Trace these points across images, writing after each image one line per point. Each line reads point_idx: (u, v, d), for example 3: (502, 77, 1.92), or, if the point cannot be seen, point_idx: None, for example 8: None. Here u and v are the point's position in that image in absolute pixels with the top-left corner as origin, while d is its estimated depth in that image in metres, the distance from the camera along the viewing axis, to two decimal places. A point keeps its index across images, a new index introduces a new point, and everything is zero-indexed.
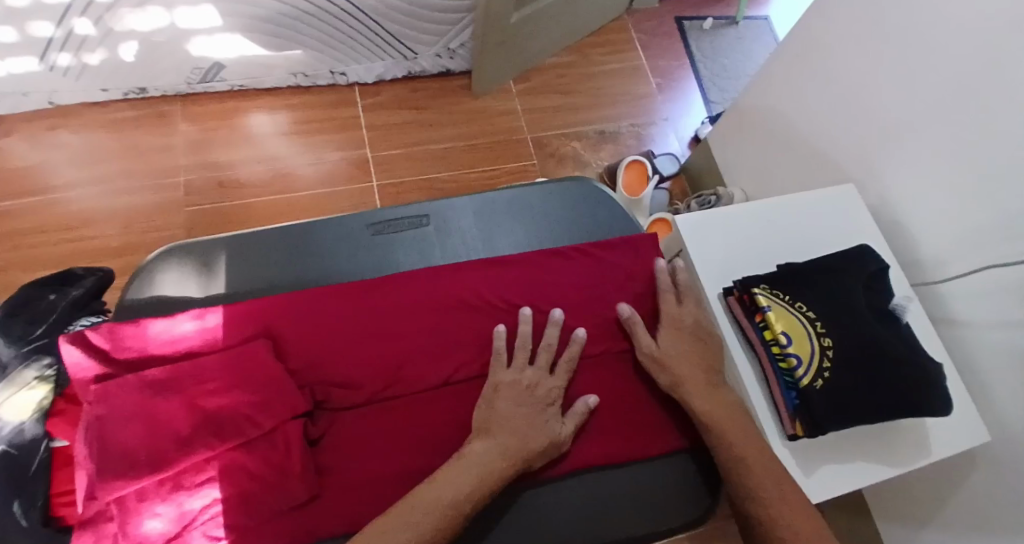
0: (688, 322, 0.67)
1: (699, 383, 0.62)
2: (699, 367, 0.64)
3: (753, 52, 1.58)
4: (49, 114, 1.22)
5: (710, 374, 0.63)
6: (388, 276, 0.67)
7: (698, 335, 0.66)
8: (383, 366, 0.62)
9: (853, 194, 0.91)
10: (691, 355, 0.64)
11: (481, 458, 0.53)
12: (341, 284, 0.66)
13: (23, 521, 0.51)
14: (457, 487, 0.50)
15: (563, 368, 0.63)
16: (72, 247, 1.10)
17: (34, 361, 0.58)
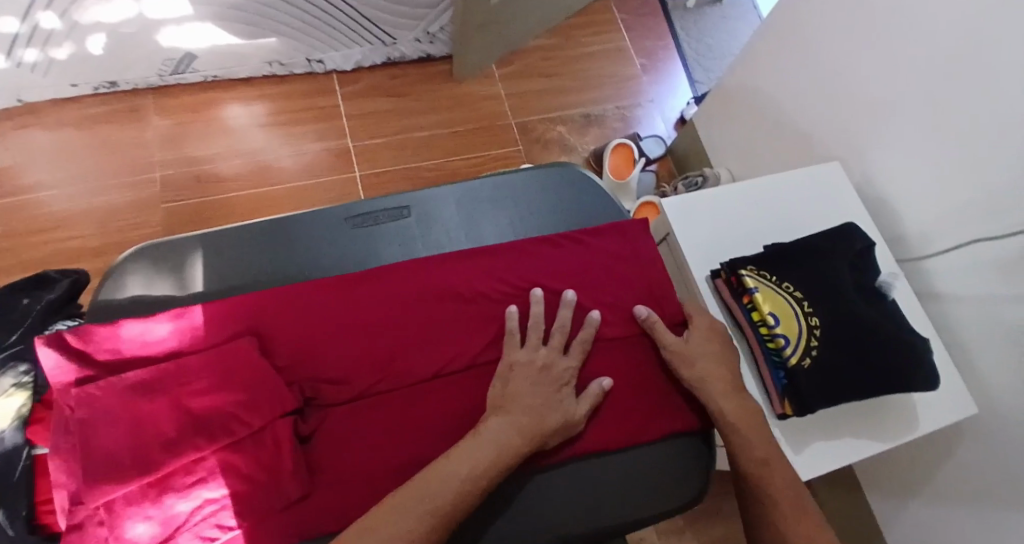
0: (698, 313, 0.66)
1: (710, 365, 0.62)
2: (707, 349, 0.63)
3: (736, 31, 1.57)
4: (16, 111, 1.18)
5: (720, 360, 0.63)
6: (379, 268, 0.65)
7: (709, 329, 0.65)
8: (369, 362, 0.59)
9: (840, 169, 0.91)
10: (702, 343, 0.64)
11: (497, 435, 0.51)
12: (327, 278, 0.64)
13: (9, 530, 0.50)
14: (469, 462, 0.48)
15: (576, 347, 0.61)
16: (49, 249, 1.08)
17: (10, 368, 0.56)
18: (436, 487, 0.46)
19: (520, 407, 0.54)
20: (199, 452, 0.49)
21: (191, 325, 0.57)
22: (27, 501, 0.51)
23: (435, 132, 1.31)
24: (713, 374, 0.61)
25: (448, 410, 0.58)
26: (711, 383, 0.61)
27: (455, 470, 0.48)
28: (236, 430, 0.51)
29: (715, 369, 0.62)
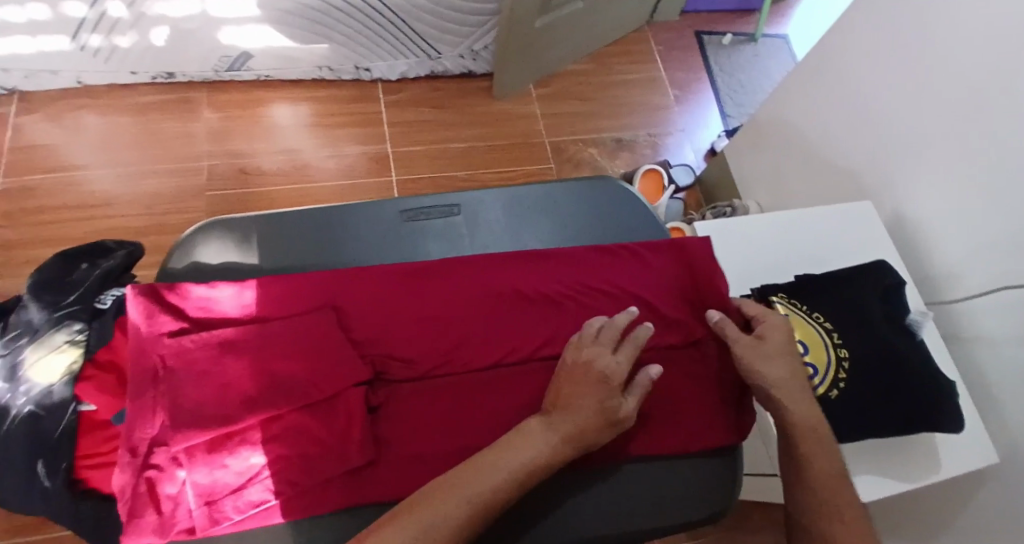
0: (780, 327, 0.63)
1: (783, 376, 0.59)
2: (791, 361, 0.60)
3: (770, 70, 1.60)
4: (76, 94, 1.24)
5: (793, 376, 0.60)
6: (455, 260, 0.65)
7: (787, 339, 0.62)
8: (439, 346, 0.59)
9: (870, 212, 0.91)
10: (779, 349, 0.61)
11: (536, 435, 0.50)
12: (399, 264, 0.63)
13: (47, 483, 0.53)
14: (524, 453, 0.48)
15: (629, 348, 0.57)
16: (93, 226, 1.11)
17: (66, 326, 0.58)
18: (473, 480, 0.46)
19: (574, 411, 0.52)
20: (274, 411, 0.50)
21: (263, 297, 0.57)
22: (68, 456, 0.54)
23: (470, 145, 1.35)
24: (790, 385, 0.59)
25: (509, 402, 0.58)
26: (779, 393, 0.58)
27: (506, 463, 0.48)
28: (312, 396, 0.51)
29: (784, 381, 0.59)
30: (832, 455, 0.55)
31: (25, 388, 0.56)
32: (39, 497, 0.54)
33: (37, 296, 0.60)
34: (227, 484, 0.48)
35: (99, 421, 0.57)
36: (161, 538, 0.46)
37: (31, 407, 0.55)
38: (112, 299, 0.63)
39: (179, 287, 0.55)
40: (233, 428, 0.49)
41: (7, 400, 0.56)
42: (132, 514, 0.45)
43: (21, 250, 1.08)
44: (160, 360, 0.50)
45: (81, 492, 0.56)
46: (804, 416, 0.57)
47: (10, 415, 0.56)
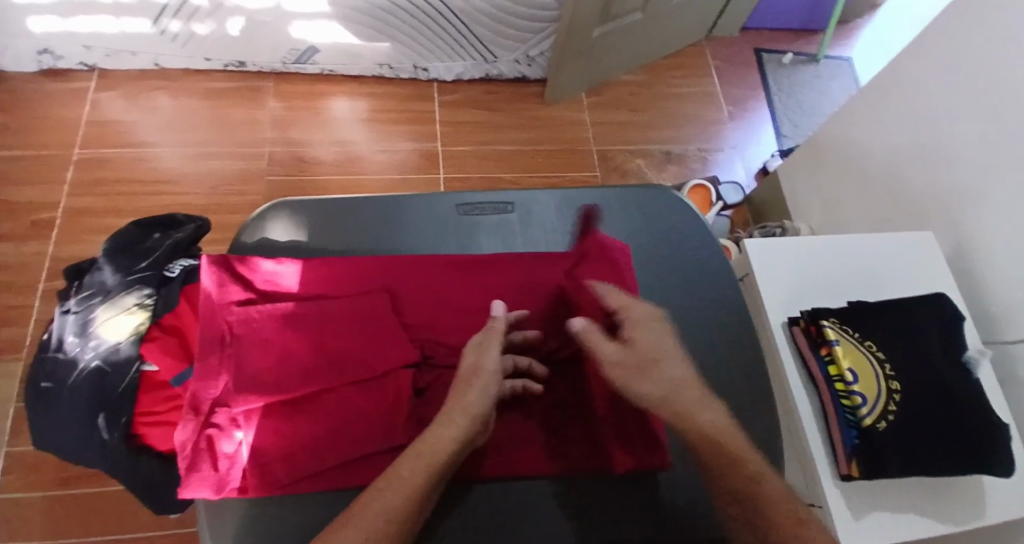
0: (643, 320, 0.53)
1: (673, 375, 0.49)
2: (668, 353, 0.50)
3: (831, 92, 1.56)
4: (152, 76, 1.31)
5: (687, 374, 0.50)
6: (507, 259, 0.66)
7: (655, 326, 0.53)
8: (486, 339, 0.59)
9: (931, 240, 0.88)
10: (658, 345, 0.51)
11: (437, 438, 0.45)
12: (452, 256, 0.65)
13: (107, 434, 0.57)
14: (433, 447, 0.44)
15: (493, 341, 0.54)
16: (157, 201, 1.18)
17: (136, 289, 0.62)
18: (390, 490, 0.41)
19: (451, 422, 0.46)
20: (328, 384, 0.52)
21: (326, 276, 0.59)
22: (128, 411, 0.58)
23: (517, 148, 1.36)
24: (688, 386, 0.48)
25: None
26: (677, 401, 0.47)
27: (405, 471, 0.43)
28: (364, 374, 0.53)
29: (681, 383, 0.48)
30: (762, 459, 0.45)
31: (94, 343, 0.59)
32: (97, 446, 0.58)
33: (113, 260, 0.64)
34: (282, 455, 0.50)
35: (161, 381, 0.61)
36: (217, 494, 0.49)
37: (98, 362, 0.58)
38: (180, 268, 0.65)
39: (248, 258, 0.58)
40: (289, 396, 0.51)
41: (77, 354, 0.60)
42: (190, 469, 0.48)
43: (91, 218, 1.15)
44: (226, 326, 0.53)
45: (136, 446, 0.59)
46: (713, 419, 0.46)
47: (78, 367, 0.59)
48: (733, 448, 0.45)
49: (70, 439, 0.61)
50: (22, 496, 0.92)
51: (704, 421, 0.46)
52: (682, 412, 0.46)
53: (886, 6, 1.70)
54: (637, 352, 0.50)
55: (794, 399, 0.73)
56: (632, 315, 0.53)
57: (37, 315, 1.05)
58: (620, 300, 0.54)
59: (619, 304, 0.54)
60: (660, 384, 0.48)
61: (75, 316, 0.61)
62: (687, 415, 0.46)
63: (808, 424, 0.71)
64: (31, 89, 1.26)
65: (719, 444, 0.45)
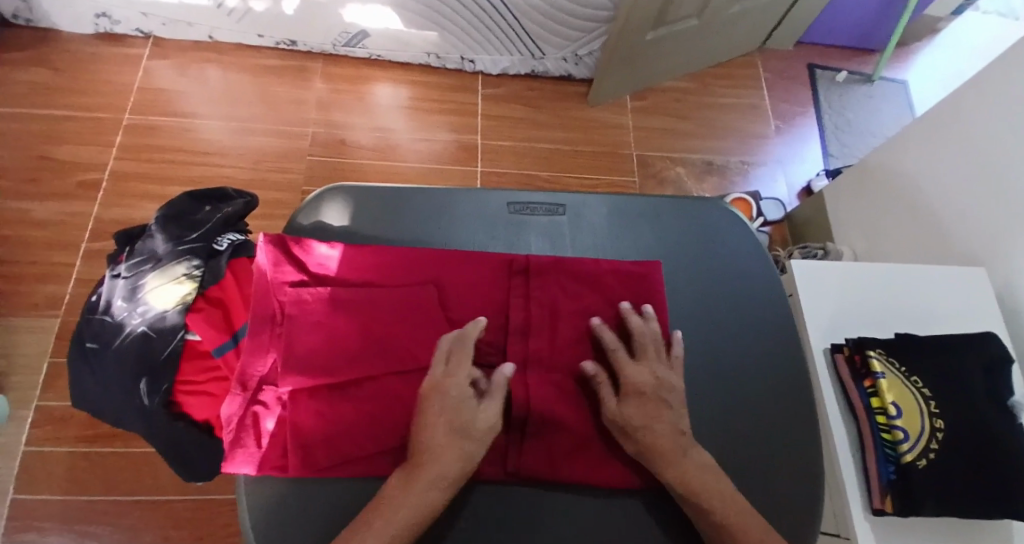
0: (652, 385, 0.51)
1: (659, 434, 0.49)
2: (663, 424, 0.49)
3: (883, 114, 1.52)
4: (204, 48, 1.33)
5: (676, 434, 0.49)
6: (549, 258, 0.62)
7: (660, 399, 0.51)
8: (520, 340, 0.57)
9: (983, 276, 0.84)
10: (651, 417, 0.49)
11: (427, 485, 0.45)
12: (500, 255, 0.62)
13: (148, 399, 0.58)
14: (421, 495, 0.44)
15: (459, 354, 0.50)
16: (200, 172, 1.20)
17: (186, 260, 0.62)
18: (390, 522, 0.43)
19: (437, 459, 0.45)
20: (370, 371, 0.53)
21: (374, 263, 0.59)
22: (169, 379, 0.58)
23: (557, 147, 1.35)
24: (675, 444, 0.49)
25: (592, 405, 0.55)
26: (660, 456, 0.48)
27: (415, 492, 0.44)
28: (407, 364, 0.54)
29: (663, 442, 0.48)
30: (736, 504, 0.48)
31: (142, 309, 0.60)
32: (138, 410, 0.59)
33: (166, 229, 0.65)
34: (319, 439, 0.50)
35: (202, 351, 0.61)
36: (256, 470, 0.51)
37: (145, 327, 0.59)
38: (228, 242, 0.66)
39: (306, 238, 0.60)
40: (332, 380, 0.52)
41: (124, 318, 0.61)
42: (232, 444, 0.51)
43: (135, 183, 1.17)
44: (278, 305, 0.55)
45: (175, 413, 0.60)
46: (691, 471, 0.48)
47: (125, 331, 0.60)
48: (709, 499, 0.47)
49: (110, 399, 0.62)
50: (52, 450, 0.94)
51: (683, 475, 0.48)
52: (661, 466, 0.48)
53: (947, 30, 1.65)
54: (624, 416, 0.50)
55: (828, 425, 0.72)
56: (640, 380, 0.51)
57: (78, 274, 1.08)
58: (626, 363, 0.52)
59: (630, 370, 0.52)
60: (644, 444, 0.49)
61: (125, 281, 0.63)
62: (670, 472, 0.48)
63: (843, 455, 0.70)
64: (88, 51, 1.29)
65: (691, 495, 0.48)
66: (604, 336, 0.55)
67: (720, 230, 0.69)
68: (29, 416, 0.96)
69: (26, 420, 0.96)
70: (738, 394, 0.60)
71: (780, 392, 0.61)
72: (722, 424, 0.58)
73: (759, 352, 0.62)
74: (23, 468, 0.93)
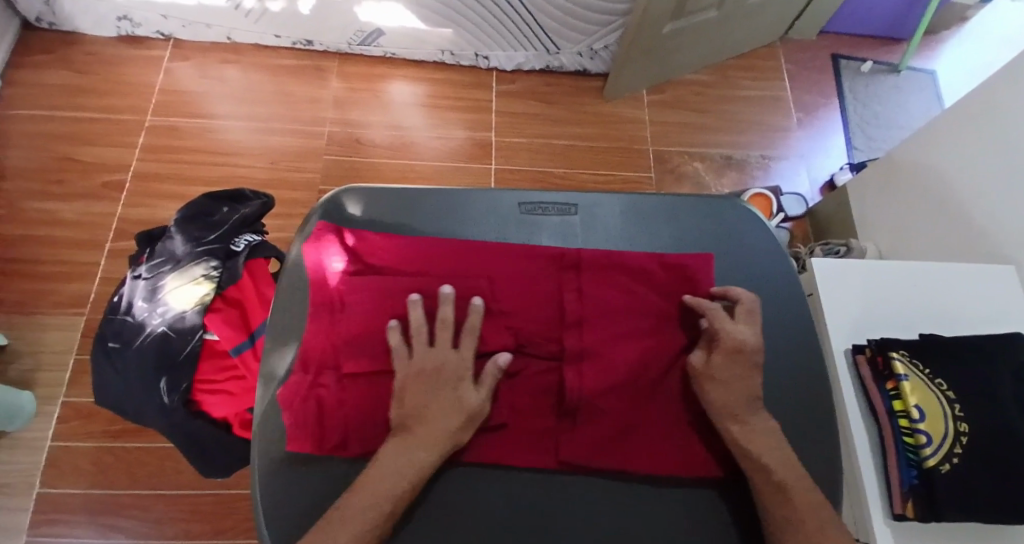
0: (745, 344, 0.52)
1: (737, 392, 0.51)
2: (747, 382, 0.51)
3: (911, 105, 1.47)
4: (223, 49, 1.35)
5: (753, 395, 0.51)
6: (599, 253, 0.61)
7: (748, 363, 0.52)
8: (575, 332, 0.56)
9: (1013, 274, 0.81)
10: (737, 374, 0.51)
11: (411, 450, 0.47)
12: (550, 248, 0.61)
13: (166, 398, 0.60)
14: (411, 459, 0.47)
15: (466, 339, 0.54)
16: (219, 171, 1.22)
17: (204, 261, 0.64)
18: (380, 483, 0.45)
19: (427, 423, 0.48)
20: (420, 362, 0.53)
21: (425, 256, 0.59)
22: (189, 378, 0.61)
23: (573, 143, 1.34)
24: (748, 403, 0.50)
25: (643, 394, 0.55)
26: (729, 414, 0.50)
27: (407, 453, 0.47)
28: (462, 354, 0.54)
29: (736, 400, 0.50)
30: (793, 466, 0.48)
31: (162, 309, 0.62)
32: (159, 408, 0.61)
33: (185, 230, 0.67)
34: (378, 423, 0.51)
35: (220, 351, 0.64)
36: (316, 450, 0.50)
37: (164, 328, 0.61)
38: (245, 243, 0.67)
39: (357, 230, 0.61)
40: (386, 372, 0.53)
41: (145, 318, 0.63)
42: (294, 422, 0.51)
43: (157, 183, 1.20)
44: (336, 293, 0.57)
45: (194, 411, 0.62)
46: (757, 431, 0.49)
47: (146, 331, 0.62)
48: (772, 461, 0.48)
49: (132, 398, 0.63)
50: (80, 444, 0.97)
51: (750, 435, 0.49)
52: (726, 422, 0.50)
53: (980, 18, 1.59)
54: (710, 369, 0.51)
55: (849, 427, 0.70)
56: (733, 337, 0.53)
57: (103, 273, 1.11)
58: (724, 320, 0.54)
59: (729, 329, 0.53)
60: (717, 400, 0.50)
61: (145, 282, 0.65)
62: (733, 427, 0.50)
63: (863, 459, 0.68)
64: (111, 54, 1.31)
65: (753, 454, 0.48)
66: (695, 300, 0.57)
67: (737, 231, 0.66)
68: (57, 412, 0.99)
69: (55, 415, 0.99)
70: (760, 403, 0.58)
71: (802, 397, 0.59)
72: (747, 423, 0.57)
73: (779, 352, 0.61)
74: (53, 461, 0.96)
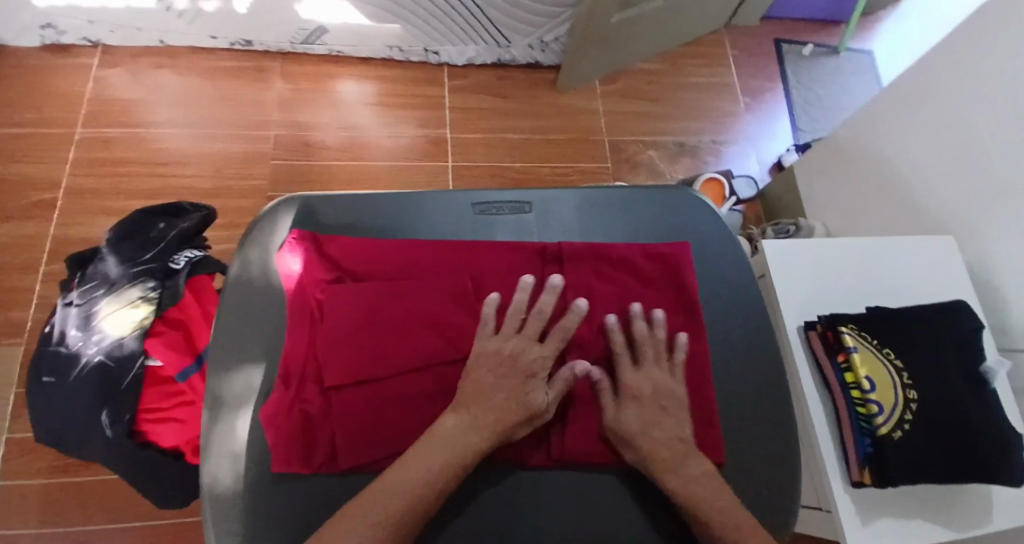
0: (649, 391, 0.51)
1: (658, 442, 0.48)
2: (662, 428, 0.49)
3: (850, 85, 1.53)
4: (157, 53, 1.28)
5: (676, 440, 0.49)
6: (583, 245, 0.59)
7: (659, 407, 0.50)
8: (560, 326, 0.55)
9: (951, 246, 0.85)
10: (651, 421, 0.49)
11: (454, 435, 0.45)
12: (531, 242, 0.59)
13: (109, 431, 0.59)
14: (455, 446, 0.44)
15: (555, 337, 0.52)
16: (160, 183, 1.16)
17: (141, 282, 0.63)
18: (410, 472, 0.43)
19: (491, 407, 0.47)
20: (405, 369, 0.49)
21: (401, 257, 0.56)
22: (131, 409, 0.60)
23: (529, 137, 1.33)
24: (673, 452, 0.48)
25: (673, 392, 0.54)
26: (662, 465, 0.47)
27: (440, 445, 0.44)
28: (448, 356, 0.51)
29: (662, 450, 0.48)
30: (735, 508, 0.46)
31: (97, 338, 0.61)
32: (99, 441, 0.60)
33: (119, 250, 0.65)
34: (369, 437, 0.48)
35: (164, 377, 0.63)
36: (304, 468, 0.47)
37: (102, 357, 0.60)
38: (185, 260, 0.67)
39: (326, 236, 0.56)
40: (370, 382, 0.49)
41: (80, 348, 0.61)
42: (275, 441, 0.47)
43: (94, 198, 1.13)
44: (316, 302, 0.53)
45: (139, 442, 0.62)
46: (690, 482, 0.47)
47: (81, 361, 0.61)
48: (707, 507, 0.46)
49: (70, 433, 0.62)
50: (24, 481, 0.91)
51: (683, 483, 0.47)
52: (659, 474, 0.47)
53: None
54: (621, 422, 0.49)
55: (806, 402, 0.72)
56: (639, 385, 0.51)
57: (38, 298, 1.04)
58: (626, 368, 0.52)
59: (627, 376, 0.52)
60: (644, 452, 0.48)
61: (77, 310, 0.63)
62: (668, 478, 0.47)
63: (820, 431, 0.70)
64: (33, 64, 1.23)
65: (689, 505, 0.46)
66: (612, 337, 0.54)
67: (690, 220, 0.66)
68: None
69: None
70: (723, 388, 0.58)
71: (767, 378, 0.59)
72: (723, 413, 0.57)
73: (746, 336, 0.61)
74: None
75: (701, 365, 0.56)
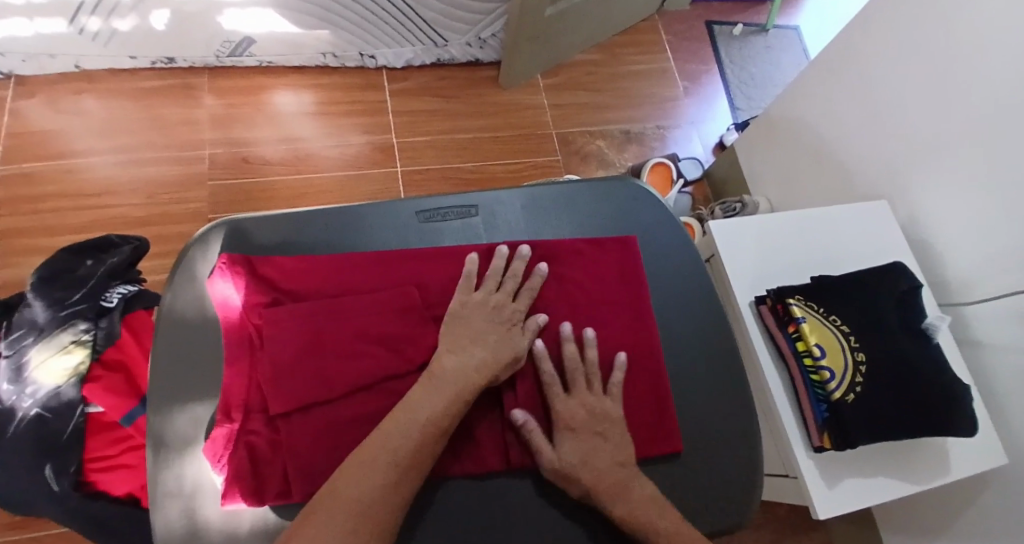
0: (583, 417, 0.50)
1: (598, 469, 0.48)
2: (598, 455, 0.48)
3: (781, 61, 1.58)
4: (74, 79, 1.20)
5: (614, 465, 0.48)
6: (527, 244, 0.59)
7: (595, 432, 0.50)
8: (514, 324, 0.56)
9: (885, 210, 0.89)
10: (588, 452, 0.48)
11: (452, 374, 0.46)
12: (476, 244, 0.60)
13: (55, 486, 0.56)
14: (444, 394, 0.45)
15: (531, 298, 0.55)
16: (93, 216, 1.09)
17: (71, 325, 0.61)
18: (398, 426, 0.43)
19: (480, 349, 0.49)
20: (353, 387, 0.48)
21: (339, 271, 0.55)
22: (77, 459, 0.58)
23: (475, 136, 1.32)
24: (614, 480, 0.47)
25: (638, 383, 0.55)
26: (606, 490, 0.47)
27: (433, 394, 0.45)
28: (396, 367, 0.50)
29: (603, 479, 0.47)
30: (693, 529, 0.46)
31: (31, 389, 0.58)
32: (45, 498, 0.57)
33: (43, 294, 0.63)
34: (321, 459, 0.46)
35: (107, 422, 0.62)
36: (259, 501, 0.46)
37: (37, 410, 0.58)
38: (117, 297, 0.66)
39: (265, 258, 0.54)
40: (315, 403, 0.47)
41: (13, 402, 0.59)
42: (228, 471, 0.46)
43: (19, 239, 1.06)
44: (255, 327, 0.51)
45: (89, 493, 0.59)
46: (636, 506, 0.46)
47: (17, 416, 0.58)
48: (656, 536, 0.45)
49: (10, 491, 0.59)
50: None
51: (631, 511, 0.46)
52: (607, 503, 0.47)
53: None
54: (560, 461, 0.48)
55: (765, 376, 0.74)
56: (572, 415, 0.50)
57: None
58: (558, 398, 0.51)
59: (559, 404, 0.50)
60: (586, 484, 0.47)
61: (7, 361, 0.60)
62: (616, 507, 0.46)
63: (780, 401, 0.73)
64: None
65: (639, 530, 0.45)
66: (542, 366, 0.52)
67: (633, 212, 0.67)
68: None
69: None
70: (680, 370, 0.59)
71: (723, 359, 0.60)
72: (689, 396, 0.58)
73: (703, 323, 0.62)
74: None
75: (652, 356, 0.57)
